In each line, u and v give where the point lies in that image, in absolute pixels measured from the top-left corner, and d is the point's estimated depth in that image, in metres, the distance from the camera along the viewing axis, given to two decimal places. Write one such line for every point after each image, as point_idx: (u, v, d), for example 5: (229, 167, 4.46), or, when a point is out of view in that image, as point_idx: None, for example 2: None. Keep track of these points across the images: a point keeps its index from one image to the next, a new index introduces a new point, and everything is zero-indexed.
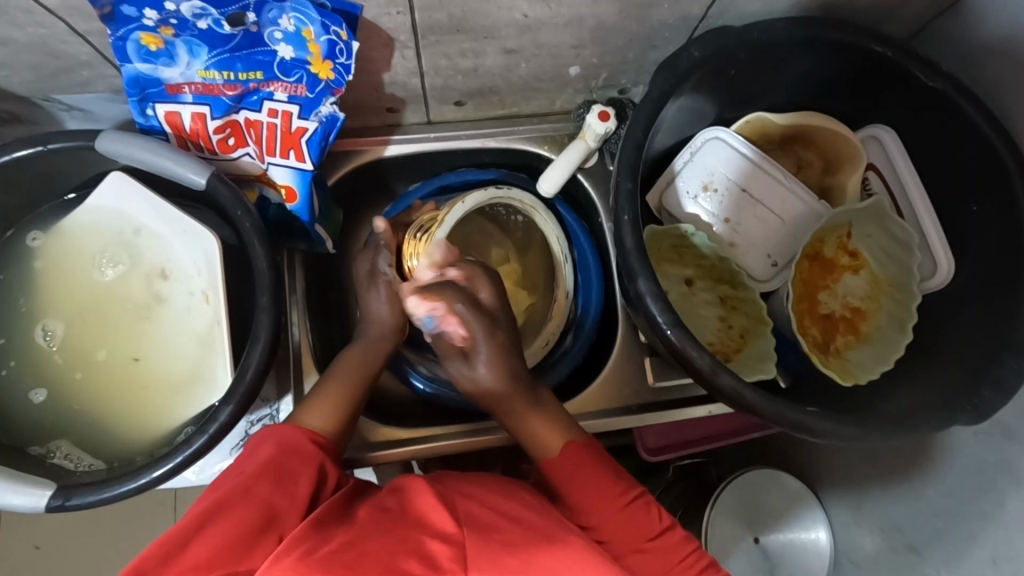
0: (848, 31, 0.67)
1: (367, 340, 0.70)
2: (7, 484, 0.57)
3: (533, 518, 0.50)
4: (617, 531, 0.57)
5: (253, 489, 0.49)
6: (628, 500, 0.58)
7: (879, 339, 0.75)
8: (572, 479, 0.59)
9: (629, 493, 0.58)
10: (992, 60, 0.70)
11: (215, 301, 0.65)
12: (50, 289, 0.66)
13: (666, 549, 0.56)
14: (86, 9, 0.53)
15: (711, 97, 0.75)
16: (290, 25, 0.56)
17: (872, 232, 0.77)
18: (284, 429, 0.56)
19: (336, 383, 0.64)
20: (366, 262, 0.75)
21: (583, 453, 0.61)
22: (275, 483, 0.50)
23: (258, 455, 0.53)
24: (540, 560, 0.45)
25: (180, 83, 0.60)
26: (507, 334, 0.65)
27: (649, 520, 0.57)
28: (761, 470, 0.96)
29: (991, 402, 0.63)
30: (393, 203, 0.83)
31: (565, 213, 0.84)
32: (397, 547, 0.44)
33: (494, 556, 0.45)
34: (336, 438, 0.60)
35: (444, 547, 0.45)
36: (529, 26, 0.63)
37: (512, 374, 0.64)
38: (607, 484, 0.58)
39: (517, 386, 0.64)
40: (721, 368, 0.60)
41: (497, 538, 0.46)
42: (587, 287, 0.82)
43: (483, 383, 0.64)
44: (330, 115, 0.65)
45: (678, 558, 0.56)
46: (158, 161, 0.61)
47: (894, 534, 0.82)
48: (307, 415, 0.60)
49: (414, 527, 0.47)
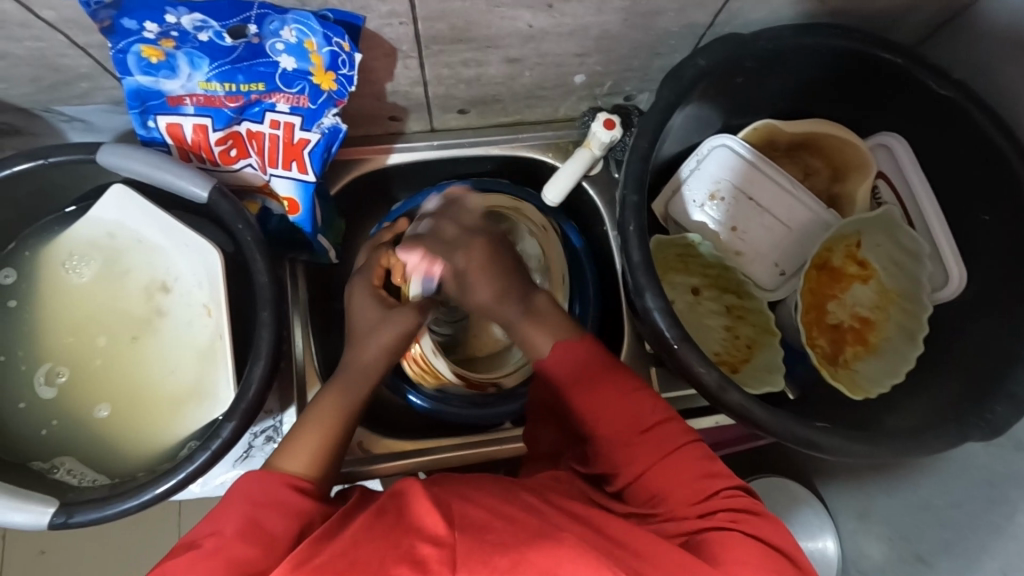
0: (856, 40, 0.66)
1: (346, 381, 0.61)
2: (8, 501, 0.56)
3: (527, 518, 0.47)
4: (613, 422, 0.57)
5: (229, 554, 0.46)
6: (628, 394, 0.58)
7: (888, 351, 0.74)
8: (568, 370, 0.59)
9: (628, 390, 0.58)
10: (1006, 68, 0.68)
11: (218, 315, 0.65)
12: (51, 304, 0.66)
13: (662, 439, 0.55)
14: (85, 22, 0.53)
15: (717, 106, 0.74)
16: (292, 36, 0.55)
17: (881, 241, 0.76)
18: (246, 484, 0.51)
19: (316, 426, 0.57)
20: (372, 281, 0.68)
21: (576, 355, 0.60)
22: (253, 542, 0.46)
23: (228, 516, 0.48)
24: (532, 558, 0.42)
25: (181, 95, 0.60)
26: (495, 245, 0.66)
27: (645, 412, 0.57)
28: (766, 479, 0.98)
29: (1004, 417, 0.62)
30: (381, 221, 0.84)
31: (573, 236, 0.84)
32: (389, 553, 0.42)
33: (484, 556, 0.42)
34: (322, 482, 0.54)
35: (436, 551, 0.42)
36: (532, 35, 0.62)
37: (506, 291, 0.63)
38: (607, 380, 0.58)
39: (513, 299, 0.63)
40: (729, 384, 0.59)
41: (489, 538, 0.44)
42: (585, 302, 0.82)
43: (483, 300, 0.64)
44: (332, 127, 0.64)
45: (676, 453, 0.55)
46: (159, 174, 0.61)
47: (902, 544, 0.81)
48: (288, 462, 0.54)
49: (409, 531, 0.44)
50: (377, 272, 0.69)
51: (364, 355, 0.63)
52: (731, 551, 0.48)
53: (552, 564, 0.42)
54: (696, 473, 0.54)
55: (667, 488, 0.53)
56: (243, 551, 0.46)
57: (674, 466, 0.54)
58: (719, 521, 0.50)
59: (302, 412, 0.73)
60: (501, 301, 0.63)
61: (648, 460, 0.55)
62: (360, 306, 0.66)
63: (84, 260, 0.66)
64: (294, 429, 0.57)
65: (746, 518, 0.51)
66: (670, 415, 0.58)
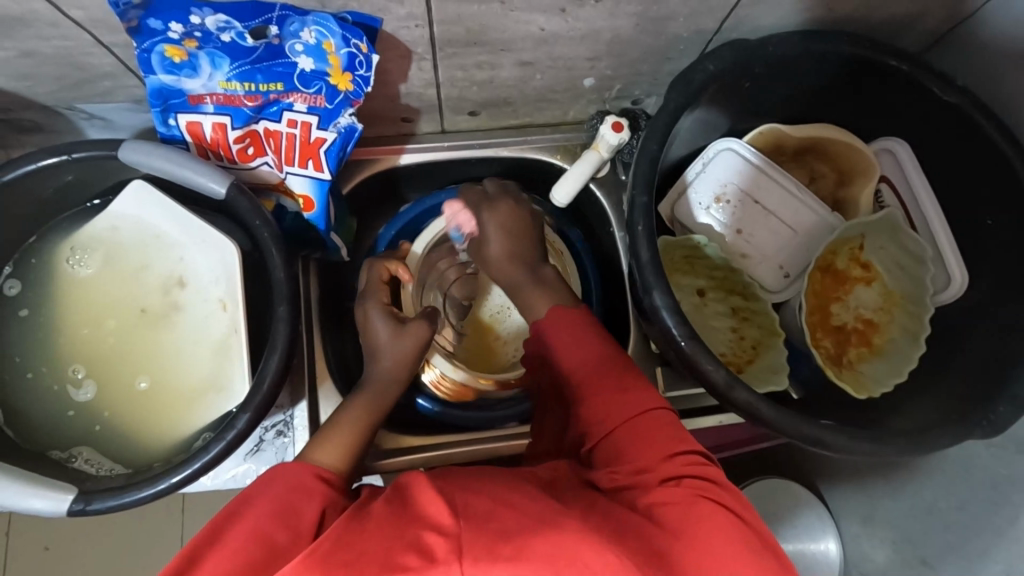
0: (862, 46, 0.68)
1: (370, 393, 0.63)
2: (28, 488, 0.58)
3: (533, 505, 0.48)
4: (591, 386, 0.57)
5: (260, 533, 0.46)
6: (611, 359, 0.58)
7: (892, 353, 0.75)
8: (566, 331, 0.61)
9: (612, 356, 0.59)
10: (1007, 76, 0.70)
11: (234, 310, 0.66)
12: (71, 298, 0.67)
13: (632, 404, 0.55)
14: (112, 22, 0.54)
15: (724, 110, 0.75)
16: (311, 37, 0.56)
17: (885, 244, 0.77)
18: (285, 468, 0.52)
19: (344, 429, 0.58)
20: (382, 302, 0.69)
21: (570, 317, 0.62)
22: (283, 525, 0.47)
23: (262, 497, 0.49)
24: (535, 546, 0.43)
25: (202, 94, 0.61)
26: (517, 212, 0.71)
27: (626, 378, 0.57)
28: (769, 480, 0.99)
29: (1007, 417, 0.63)
30: (387, 224, 0.85)
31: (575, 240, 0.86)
32: (394, 542, 0.44)
33: (489, 545, 0.43)
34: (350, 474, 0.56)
35: (440, 540, 0.43)
36: (544, 39, 0.64)
37: (517, 254, 0.68)
38: (589, 346, 0.59)
39: (521, 263, 0.67)
40: (735, 382, 0.60)
41: (493, 526, 0.45)
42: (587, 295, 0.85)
43: (493, 254, 0.69)
44: (348, 127, 0.66)
45: (649, 418, 0.55)
46: (178, 170, 0.62)
47: (905, 547, 0.82)
48: (319, 454, 0.55)
49: (414, 523, 0.46)
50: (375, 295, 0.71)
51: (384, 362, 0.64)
52: (695, 516, 0.48)
53: (557, 552, 0.43)
54: (666, 440, 0.53)
55: (635, 448, 0.53)
56: (273, 532, 0.47)
57: (647, 428, 0.54)
58: (684, 485, 0.50)
59: (314, 407, 0.74)
60: (512, 263, 0.67)
61: (621, 420, 0.55)
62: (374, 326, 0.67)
63: (81, 257, 0.68)
64: (327, 428, 0.58)
65: (712, 487, 0.50)
66: (646, 387, 0.58)
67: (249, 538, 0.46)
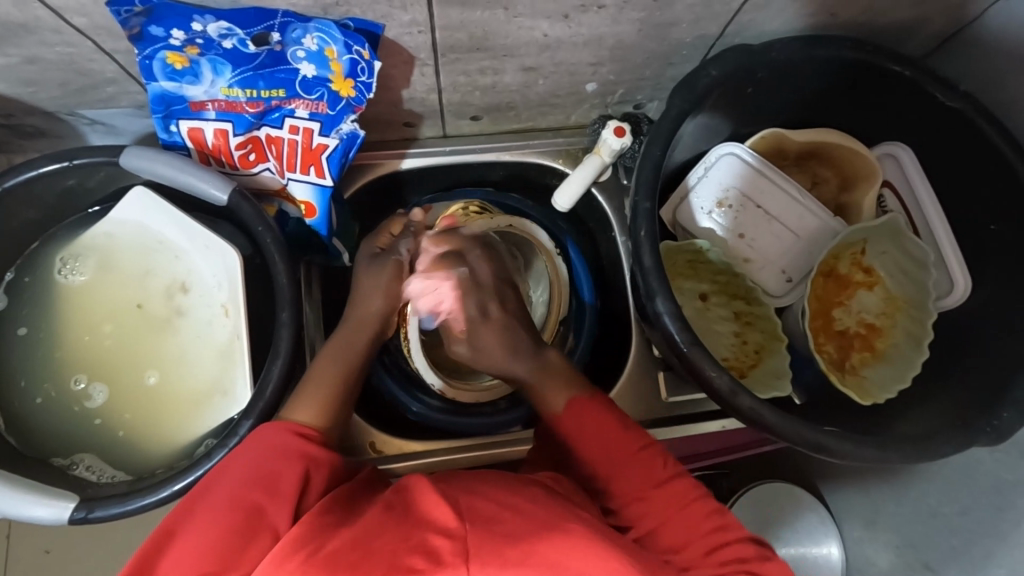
0: (865, 51, 0.68)
1: (349, 329, 0.68)
2: (32, 495, 0.58)
3: (540, 511, 0.48)
4: (630, 481, 0.58)
5: (239, 498, 0.50)
6: (637, 452, 0.59)
7: (895, 357, 0.75)
8: (590, 429, 0.60)
9: (638, 448, 0.59)
10: (1011, 82, 0.70)
11: (236, 316, 0.66)
12: (74, 304, 0.67)
13: (673, 493, 0.57)
14: (114, 29, 0.54)
15: (727, 115, 0.75)
16: (313, 44, 0.57)
17: (887, 248, 0.77)
18: (264, 434, 0.56)
19: (320, 381, 0.63)
20: (377, 245, 0.72)
21: (589, 410, 0.61)
22: (261, 488, 0.51)
23: (241, 464, 0.53)
24: (541, 550, 0.44)
25: (204, 101, 0.61)
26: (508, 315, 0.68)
27: (656, 469, 0.58)
28: (772, 486, 0.97)
29: (1010, 423, 0.63)
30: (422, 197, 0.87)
31: (573, 253, 0.86)
32: (399, 545, 0.43)
33: (495, 547, 0.43)
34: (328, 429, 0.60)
35: (447, 543, 0.43)
36: (548, 45, 0.64)
37: (514, 351, 0.67)
38: (622, 437, 0.59)
39: (523, 359, 0.66)
40: (740, 388, 0.60)
41: (498, 529, 0.45)
42: (581, 308, 0.85)
43: (492, 354, 0.67)
44: (351, 133, 0.65)
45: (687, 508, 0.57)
46: (181, 177, 0.62)
47: (909, 552, 0.82)
48: (296, 412, 0.60)
49: (419, 524, 0.45)
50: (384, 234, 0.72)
51: (362, 307, 0.69)
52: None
53: (562, 557, 0.44)
54: (706, 527, 0.56)
55: (682, 539, 0.55)
56: (252, 496, 0.50)
57: (687, 519, 0.56)
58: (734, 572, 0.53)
59: None
60: (512, 359, 0.66)
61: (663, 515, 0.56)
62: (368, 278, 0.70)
63: (69, 268, 0.67)
64: (301, 383, 0.63)
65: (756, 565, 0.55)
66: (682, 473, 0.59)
67: (229, 504, 0.50)
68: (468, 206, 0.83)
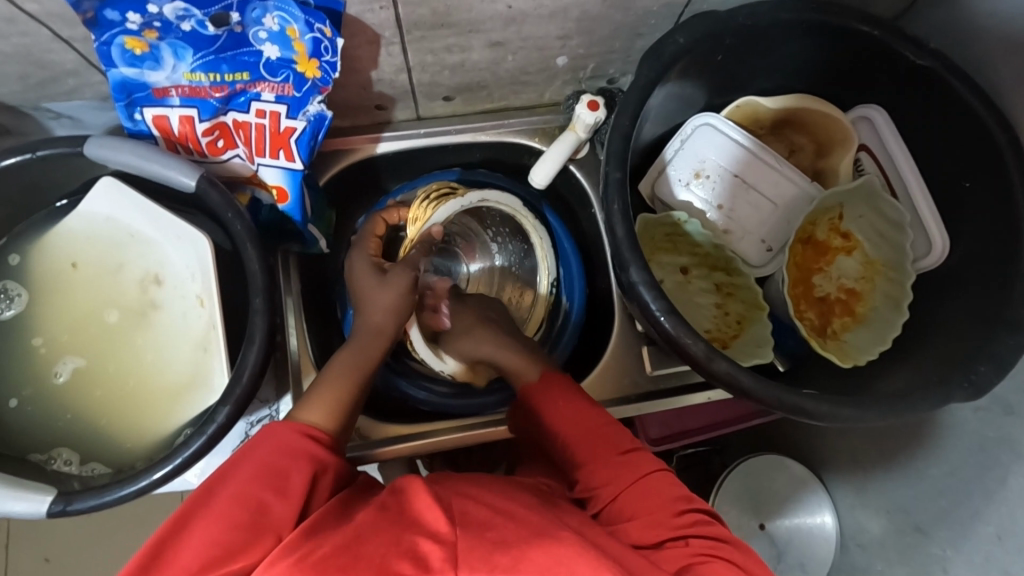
0: (833, 13, 0.67)
1: (361, 341, 0.66)
2: (7, 491, 0.57)
3: (530, 516, 0.48)
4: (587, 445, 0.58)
5: (244, 495, 0.50)
6: (602, 425, 0.59)
7: (875, 320, 0.75)
8: (553, 403, 0.61)
9: (604, 420, 0.60)
10: (981, 39, 0.70)
11: (211, 305, 0.65)
12: (49, 300, 0.66)
13: (636, 462, 0.56)
14: (67, 15, 0.53)
15: (699, 84, 0.75)
16: (274, 23, 0.56)
17: (863, 212, 0.77)
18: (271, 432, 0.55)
19: (330, 388, 0.62)
20: (370, 254, 0.74)
21: (562, 378, 0.64)
22: (266, 487, 0.50)
23: (249, 462, 0.52)
24: (532, 557, 0.43)
25: (167, 87, 0.60)
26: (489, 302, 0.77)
27: (623, 438, 0.58)
28: (766, 458, 0.98)
29: (988, 377, 0.62)
30: (404, 184, 0.85)
31: (552, 219, 0.85)
32: (390, 549, 0.43)
33: (485, 554, 0.43)
34: (339, 433, 0.59)
35: (436, 548, 0.43)
36: (513, 18, 0.63)
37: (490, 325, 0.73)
38: (582, 409, 0.60)
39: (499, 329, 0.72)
40: (716, 354, 0.60)
41: (489, 536, 0.45)
42: (569, 279, 0.85)
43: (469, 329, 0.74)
44: (318, 114, 0.65)
45: (649, 479, 0.55)
46: (147, 165, 0.61)
47: (900, 517, 0.82)
48: (305, 413, 0.59)
49: (410, 529, 0.45)
50: (374, 240, 0.76)
51: (374, 314, 0.68)
52: (702, 574, 0.49)
53: (551, 562, 0.43)
54: (670, 497, 0.54)
55: (642, 508, 0.54)
56: (258, 494, 0.50)
57: (651, 488, 0.55)
58: (695, 545, 0.51)
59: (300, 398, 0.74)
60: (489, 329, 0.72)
61: (625, 479, 0.55)
62: (359, 271, 0.72)
63: (6, 298, 0.66)
64: (312, 383, 0.62)
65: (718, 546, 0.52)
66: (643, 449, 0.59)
67: (234, 499, 0.49)
68: (434, 188, 0.80)
